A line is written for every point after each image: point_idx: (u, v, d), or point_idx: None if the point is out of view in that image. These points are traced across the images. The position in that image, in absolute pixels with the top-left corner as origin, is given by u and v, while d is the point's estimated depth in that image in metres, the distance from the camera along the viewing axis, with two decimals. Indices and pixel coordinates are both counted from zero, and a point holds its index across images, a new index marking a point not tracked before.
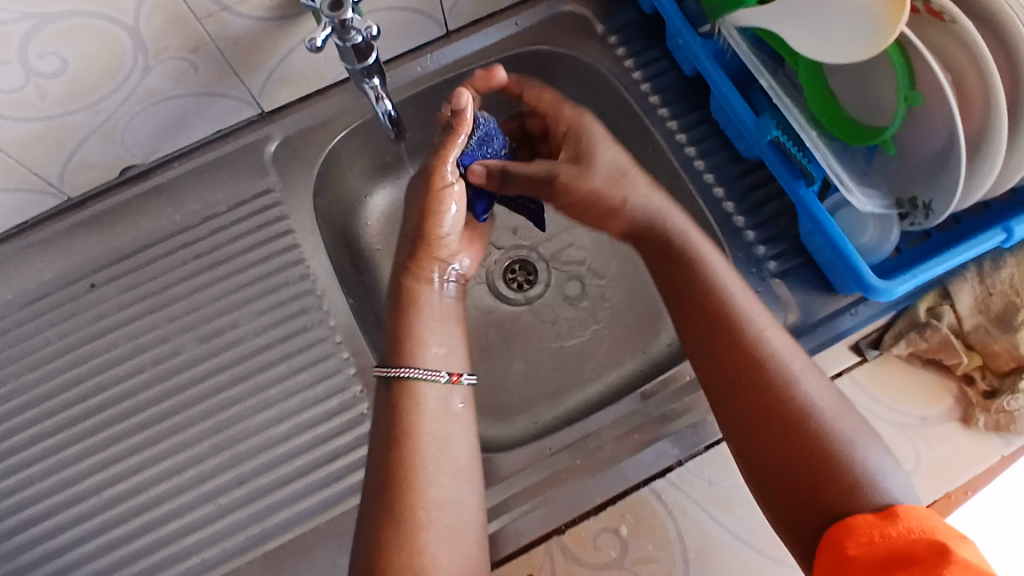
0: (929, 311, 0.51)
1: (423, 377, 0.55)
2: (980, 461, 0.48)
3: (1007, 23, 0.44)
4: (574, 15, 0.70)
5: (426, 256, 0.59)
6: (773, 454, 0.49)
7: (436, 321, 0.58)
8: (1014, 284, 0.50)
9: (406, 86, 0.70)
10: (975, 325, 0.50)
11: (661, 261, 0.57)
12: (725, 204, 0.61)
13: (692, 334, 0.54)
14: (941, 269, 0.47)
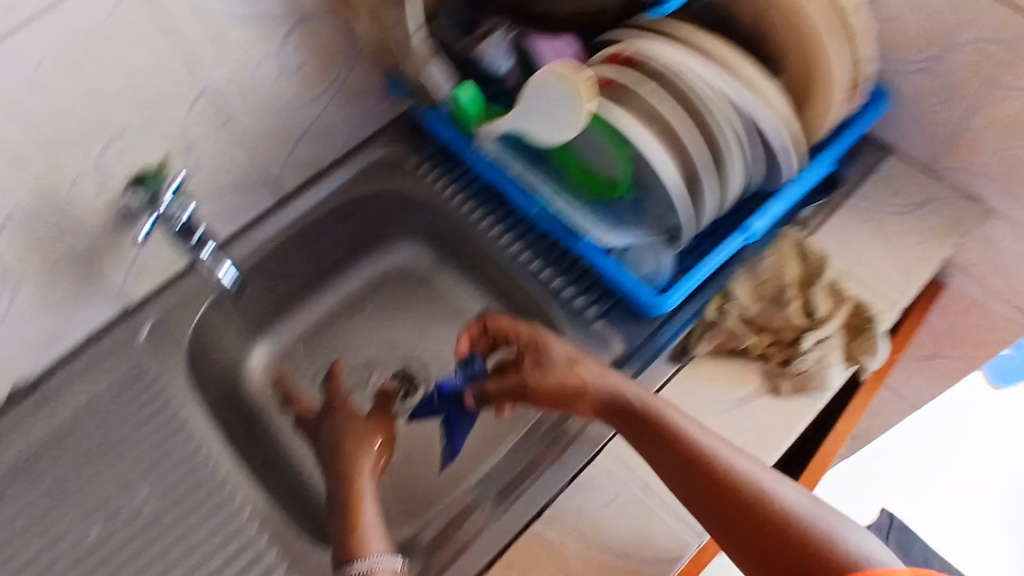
0: (719, 311, 0.70)
1: (373, 568, 0.59)
2: (796, 418, 0.66)
3: (686, 90, 0.64)
4: (387, 158, 0.87)
5: (359, 450, 0.69)
6: (774, 553, 0.54)
7: (375, 527, 0.63)
8: (773, 271, 0.70)
9: (254, 251, 0.83)
10: (759, 310, 0.69)
11: (621, 417, 0.62)
12: (545, 272, 0.79)
13: (666, 471, 0.59)
14: (693, 279, 0.67)
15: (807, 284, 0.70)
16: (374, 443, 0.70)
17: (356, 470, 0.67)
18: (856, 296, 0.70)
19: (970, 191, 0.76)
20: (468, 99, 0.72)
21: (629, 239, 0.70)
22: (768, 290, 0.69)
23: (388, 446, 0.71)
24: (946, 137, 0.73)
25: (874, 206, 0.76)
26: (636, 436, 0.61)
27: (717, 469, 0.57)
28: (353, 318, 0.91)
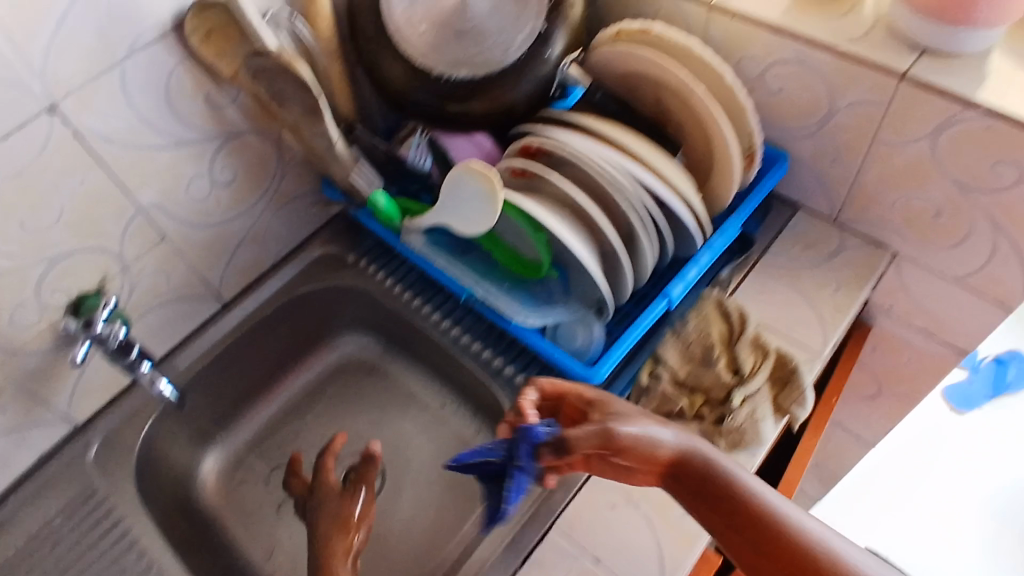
0: (652, 376, 0.72)
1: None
2: (738, 472, 0.67)
3: (591, 173, 0.70)
4: (326, 255, 0.91)
5: (336, 539, 0.69)
6: None
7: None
8: (698, 332, 0.73)
9: (199, 359, 0.85)
10: (688, 371, 0.72)
11: (685, 483, 0.59)
12: (485, 353, 0.81)
13: (734, 539, 0.57)
14: (622, 347, 0.69)
15: (733, 341, 0.73)
16: (352, 526, 0.71)
17: (335, 553, 0.68)
18: (780, 349, 0.73)
19: (874, 238, 0.80)
20: (385, 203, 0.75)
21: (555, 317, 0.72)
22: (696, 352, 0.72)
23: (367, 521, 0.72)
24: (843, 192, 0.79)
25: (785, 262, 0.80)
26: (687, 494, 0.58)
27: (784, 538, 0.56)
28: (305, 414, 0.93)
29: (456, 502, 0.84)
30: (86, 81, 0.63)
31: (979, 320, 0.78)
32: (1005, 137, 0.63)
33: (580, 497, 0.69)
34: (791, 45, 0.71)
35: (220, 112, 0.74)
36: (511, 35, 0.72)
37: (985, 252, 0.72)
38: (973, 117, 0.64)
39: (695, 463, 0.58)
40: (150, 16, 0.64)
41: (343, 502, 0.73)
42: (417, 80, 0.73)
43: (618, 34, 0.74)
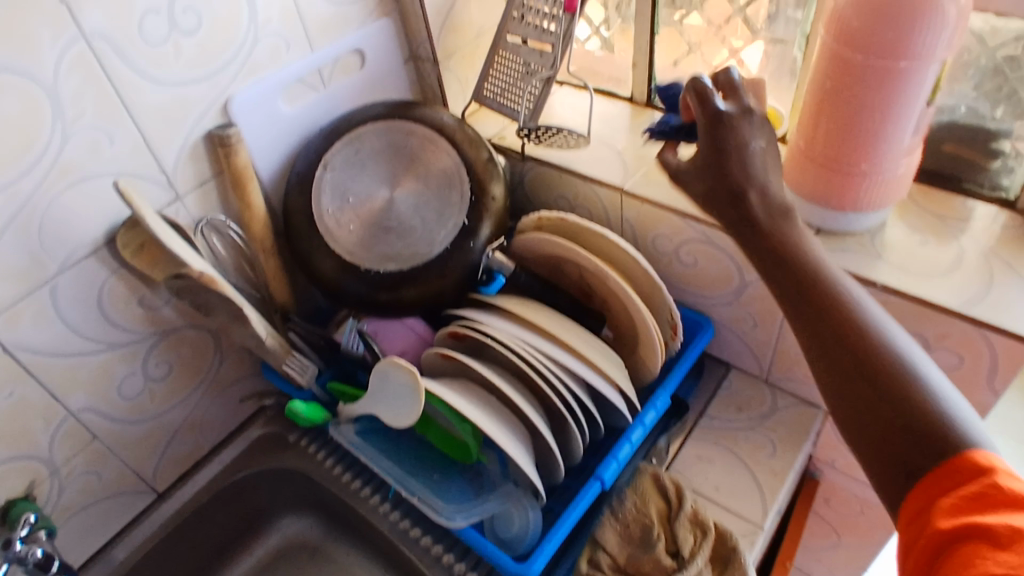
0: (592, 562, 0.71)
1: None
2: None
3: (513, 356, 0.71)
4: (269, 435, 0.91)
5: None
6: (843, 395, 0.46)
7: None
8: (636, 509, 0.72)
9: (134, 553, 0.83)
10: (627, 555, 0.70)
11: (750, 229, 0.55)
12: (424, 539, 0.80)
13: (786, 291, 0.51)
14: (550, 544, 0.68)
15: (672, 518, 0.72)
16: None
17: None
18: (719, 525, 0.71)
19: (804, 396, 0.82)
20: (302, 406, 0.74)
21: (488, 509, 0.70)
22: (635, 533, 0.71)
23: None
24: (767, 354, 0.81)
25: (720, 426, 0.81)
26: (772, 275, 0.52)
27: (818, 291, 0.49)
28: None
29: None
30: (17, 299, 0.65)
31: None
32: (903, 310, 0.66)
33: None
34: (696, 227, 0.75)
35: (156, 312, 0.76)
36: (436, 230, 0.77)
37: None
38: (871, 292, 0.67)
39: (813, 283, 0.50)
40: (85, 234, 0.67)
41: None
42: (347, 273, 0.76)
43: (539, 223, 0.79)
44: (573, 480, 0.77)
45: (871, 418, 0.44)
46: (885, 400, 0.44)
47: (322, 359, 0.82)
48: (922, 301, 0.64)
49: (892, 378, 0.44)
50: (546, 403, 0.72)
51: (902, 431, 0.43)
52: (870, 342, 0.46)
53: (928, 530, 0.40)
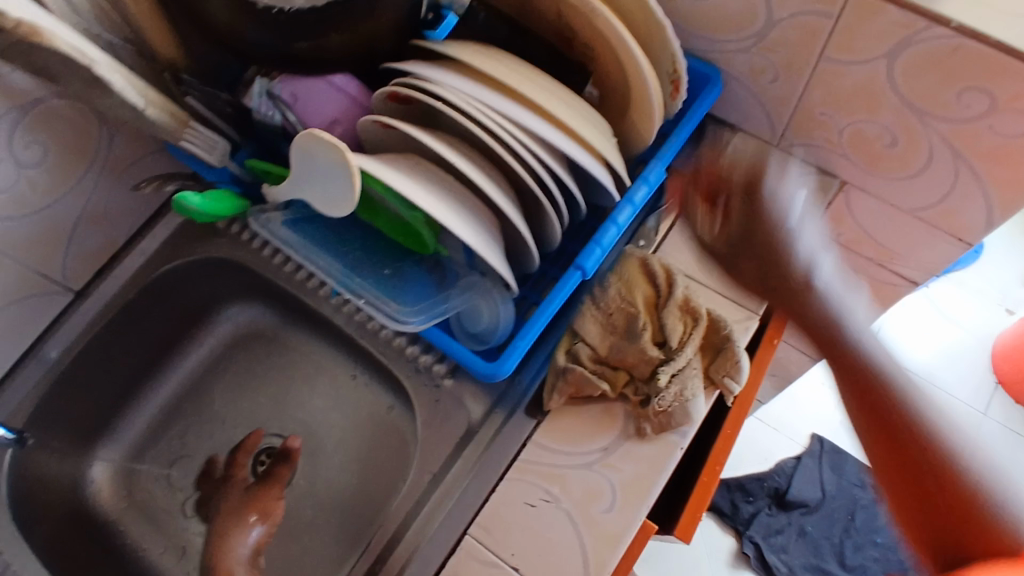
0: (570, 354, 0.64)
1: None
2: (665, 461, 0.61)
3: (473, 125, 0.56)
4: (196, 222, 0.78)
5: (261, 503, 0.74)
6: (865, 420, 0.65)
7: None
8: (621, 298, 0.63)
9: (68, 351, 0.75)
10: (610, 345, 0.63)
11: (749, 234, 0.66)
12: (384, 331, 0.71)
13: (780, 296, 0.66)
14: (524, 342, 0.60)
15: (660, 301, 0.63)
16: (249, 520, 0.73)
17: (230, 546, 0.70)
18: (711, 313, 0.64)
19: (818, 165, 0.70)
20: (200, 199, 0.57)
21: (451, 307, 0.62)
22: (618, 322, 0.63)
23: (268, 528, 0.73)
24: (785, 114, 0.67)
25: (721, 200, 0.70)
26: (751, 262, 0.67)
27: (798, 287, 0.65)
28: (204, 395, 0.84)
29: (376, 485, 0.78)
30: None
31: (932, 251, 0.71)
32: (974, 58, 0.52)
33: (494, 498, 0.61)
34: None
35: None
36: None
37: (947, 181, 0.63)
38: (940, 34, 0.52)
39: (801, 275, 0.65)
40: None
41: (248, 496, 0.75)
42: (244, 15, 0.54)
43: None
44: (550, 267, 0.67)
45: (898, 451, 0.63)
46: (921, 456, 0.62)
47: (235, 131, 0.68)
48: (1005, 49, 0.50)
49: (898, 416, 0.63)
50: (516, 182, 0.59)
51: (938, 505, 0.61)
52: (868, 364, 0.64)
53: (951, 547, 0.62)
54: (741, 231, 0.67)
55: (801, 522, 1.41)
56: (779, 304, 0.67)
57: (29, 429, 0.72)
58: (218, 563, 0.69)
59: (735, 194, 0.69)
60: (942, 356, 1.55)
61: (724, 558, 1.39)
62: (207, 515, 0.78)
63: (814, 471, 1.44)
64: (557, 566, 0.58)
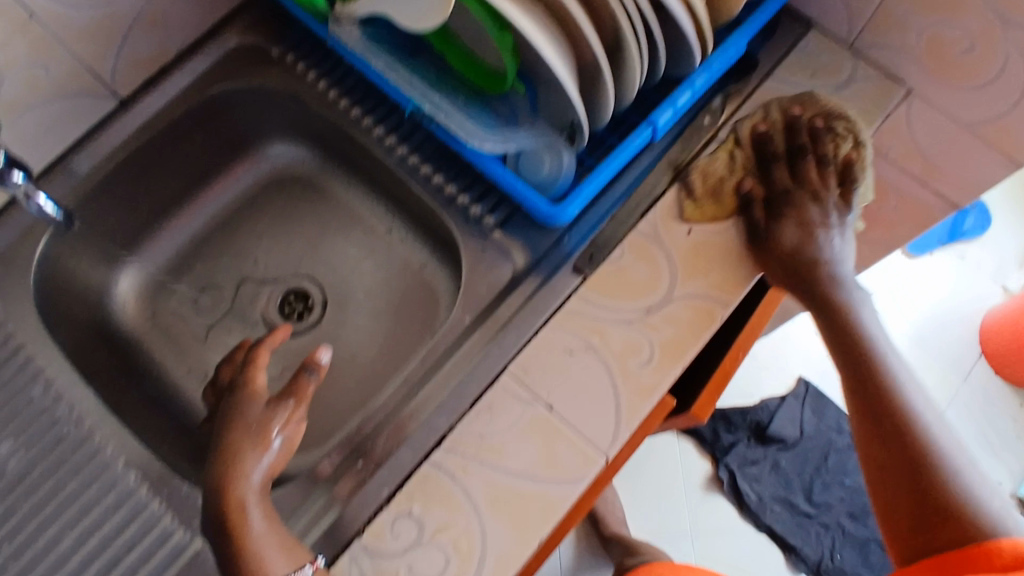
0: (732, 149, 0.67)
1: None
2: (708, 325, 0.63)
3: None
4: (247, 47, 0.76)
5: (276, 427, 0.58)
6: (863, 444, 0.58)
7: (269, 540, 0.53)
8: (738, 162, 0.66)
9: (114, 151, 0.73)
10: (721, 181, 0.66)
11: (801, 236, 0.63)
12: (435, 178, 0.71)
13: (812, 305, 0.63)
14: (591, 187, 0.61)
15: (768, 178, 0.65)
16: (268, 436, 0.58)
17: (241, 472, 0.56)
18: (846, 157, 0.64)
19: (889, 70, 0.70)
20: None
21: (518, 144, 0.61)
22: (768, 154, 0.65)
23: (288, 448, 0.59)
24: (869, 8, 0.67)
25: (788, 90, 0.70)
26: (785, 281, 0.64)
27: (827, 298, 0.62)
28: (235, 230, 0.83)
29: (403, 336, 0.79)
30: None
31: (982, 171, 0.72)
32: None
33: (534, 341, 0.63)
34: None
35: None
36: None
37: (1015, 93, 0.64)
38: None
39: (830, 294, 0.62)
40: None
41: (268, 410, 0.60)
42: None
43: None
44: (613, 131, 0.67)
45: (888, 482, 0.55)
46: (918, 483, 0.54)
47: None
48: None
49: (907, 441, 0.55)
50: (606, 25, 0.57)
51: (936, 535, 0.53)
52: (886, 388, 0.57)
53: None
54: (784, 199, 0.64)
55: (776, 457, 1.47)
56: (813, 309, 0.63)
57: (76, 212, 0.72)
58: (226, 492, 0.54)
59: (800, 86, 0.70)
60: (932, 319, 1.60)
61: (699, 482, 1.45)
62: (214, 407, 0.66)
63: (795, 410, 1.49)
64: (589, 412, 0.61)
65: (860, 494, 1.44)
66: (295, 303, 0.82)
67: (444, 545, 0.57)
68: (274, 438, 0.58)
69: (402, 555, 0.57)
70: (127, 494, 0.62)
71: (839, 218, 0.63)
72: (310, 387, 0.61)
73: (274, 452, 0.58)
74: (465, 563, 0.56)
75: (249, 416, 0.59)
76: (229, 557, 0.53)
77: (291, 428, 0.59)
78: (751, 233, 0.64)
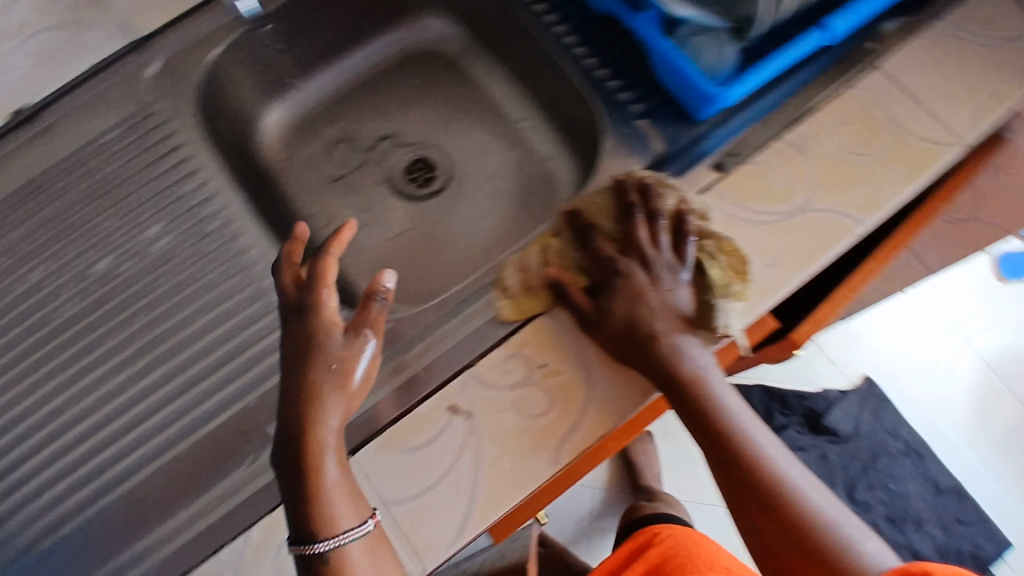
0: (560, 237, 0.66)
1: (342, 542, 0.50)
2: (839, 241, 0.63)
3: None
4: None
5: (352, 370, 0.55)
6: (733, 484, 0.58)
7: (341, 490, 0.52)
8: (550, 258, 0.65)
9: None
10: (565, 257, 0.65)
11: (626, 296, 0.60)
12: (587, 60, 0.73)
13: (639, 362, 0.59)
14: (761, 76, 0.63)
15: (593, 261, 0.63)
16: (351, 374, 0.55)
17: (318, 418, 0.53)
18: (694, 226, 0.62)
19: None
20: None
21: (705, 19, 0.64)
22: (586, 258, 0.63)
23: (364, 382, 0.57)
24: None
25: (954, 34, 0.70)
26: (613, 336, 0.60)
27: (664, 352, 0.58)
28: (377, 92, 0.87)
29: (519, 217, 0.81)
30: None
31: None
32: None
33: None
34: None
35: None
36: None
37: None
38: None
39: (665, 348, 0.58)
40: None
41: (346, 344, 0.56)
42: None
43: None
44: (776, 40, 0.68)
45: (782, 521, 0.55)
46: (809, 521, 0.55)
47: None
48: None
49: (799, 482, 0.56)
50: None
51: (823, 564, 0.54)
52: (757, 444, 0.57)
53: None
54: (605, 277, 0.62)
55: (825, 449, 1.44)
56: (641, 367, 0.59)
57: (264, 20, 0.75)
58: (307, 438, 0.52)
59: (965, 35, 0.70)
60: (1011, 347, 1.55)
61: None
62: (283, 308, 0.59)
63: (853, 407, 1.47)
64: None
65: (901, 500, 1.41)
66: (419, 171, 0.84)
67: (549, 390, 0.61)
68: (355, 376, 0.55)
69: (508, 390, 0.61)
70: (262, 292, 0.67)
71: (673, 280, 0.60)
72: (382, 320, 0.57)
73: (353, 394, 0.55)
74: (567, 408, 0.60)
75: (322, 356, 0.55)
76: (298, 501, 0.51)
77: (365, 367, 0.56)
78: (585, 319, 0.62)
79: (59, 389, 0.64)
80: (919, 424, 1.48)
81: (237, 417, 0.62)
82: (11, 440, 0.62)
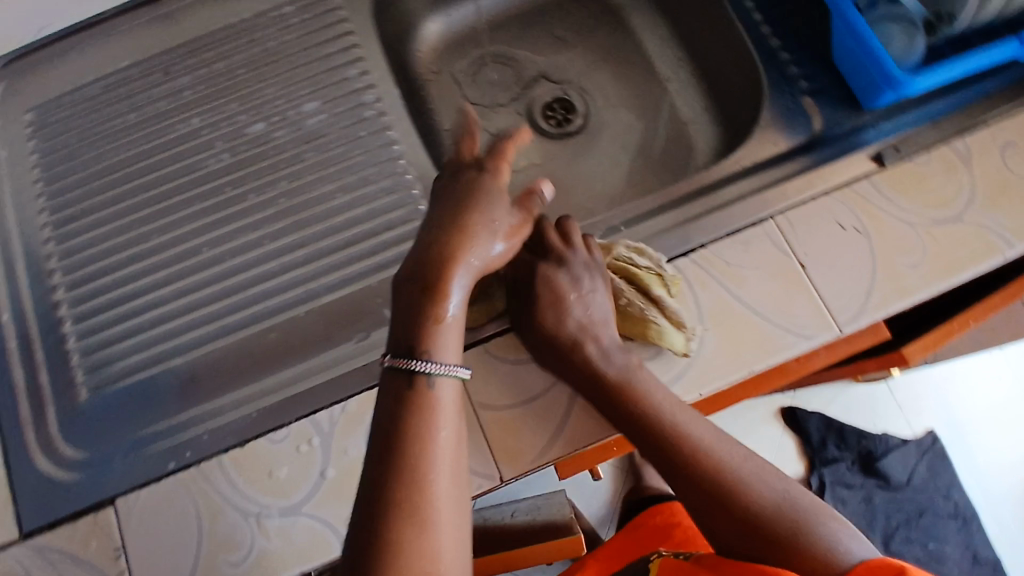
0: None
1: (442, 374, 0.49)
2: (987, 258, 0.61)
3: None
4: None
5: (501, 236, 0.56)
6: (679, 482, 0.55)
7: (455, 327, 0.51)
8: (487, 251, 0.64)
9: None
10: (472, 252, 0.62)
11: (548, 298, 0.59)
12: (763, 28, 0.72)
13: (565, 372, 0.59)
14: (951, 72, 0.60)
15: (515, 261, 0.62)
16: (495, 236, 0.55)
17: (461, 254, 0.53)
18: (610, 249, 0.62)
19: None
20: None
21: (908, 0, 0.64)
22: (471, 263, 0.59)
23: (500, 257, 0.57)
24: None
25: None
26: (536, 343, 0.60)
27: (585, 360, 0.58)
28: (535, 24, 0.87)
29: (648, 174, 0.81)
30: None
31: None
32: None
33: (808, 205, 0.64)
34: None
35: None
36: None
37: None
38: None
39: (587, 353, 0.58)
40: None
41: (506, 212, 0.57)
42: None
43: None
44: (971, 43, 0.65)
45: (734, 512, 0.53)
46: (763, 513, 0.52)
47: None
48: None
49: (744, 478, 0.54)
50: None
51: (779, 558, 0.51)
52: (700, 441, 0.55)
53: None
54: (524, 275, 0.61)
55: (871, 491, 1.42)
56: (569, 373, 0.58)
57: None
58: (444, 263, 0.52)
59: None
60: None
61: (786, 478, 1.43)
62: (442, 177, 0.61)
63: (912, 457, 1.43)
64: (840, 278, 0.61)
65: (939, 561, 1.37)
66: (558, 110, 0.85)
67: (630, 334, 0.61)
68: (499, 242, 0.56)
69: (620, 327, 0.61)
70: (401, 184, 0.69)
71: (592, 280, 0.60)
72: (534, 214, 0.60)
73: (490, 258, 0.55)
74: (676, 357, 0.61)
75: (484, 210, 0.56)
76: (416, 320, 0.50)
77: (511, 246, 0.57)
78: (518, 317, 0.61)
79: (197, 233, 0.67)
80: (971, 487, 1.44)
81: (357, 294, 0.65)
82: (150, 268, 0.66)
